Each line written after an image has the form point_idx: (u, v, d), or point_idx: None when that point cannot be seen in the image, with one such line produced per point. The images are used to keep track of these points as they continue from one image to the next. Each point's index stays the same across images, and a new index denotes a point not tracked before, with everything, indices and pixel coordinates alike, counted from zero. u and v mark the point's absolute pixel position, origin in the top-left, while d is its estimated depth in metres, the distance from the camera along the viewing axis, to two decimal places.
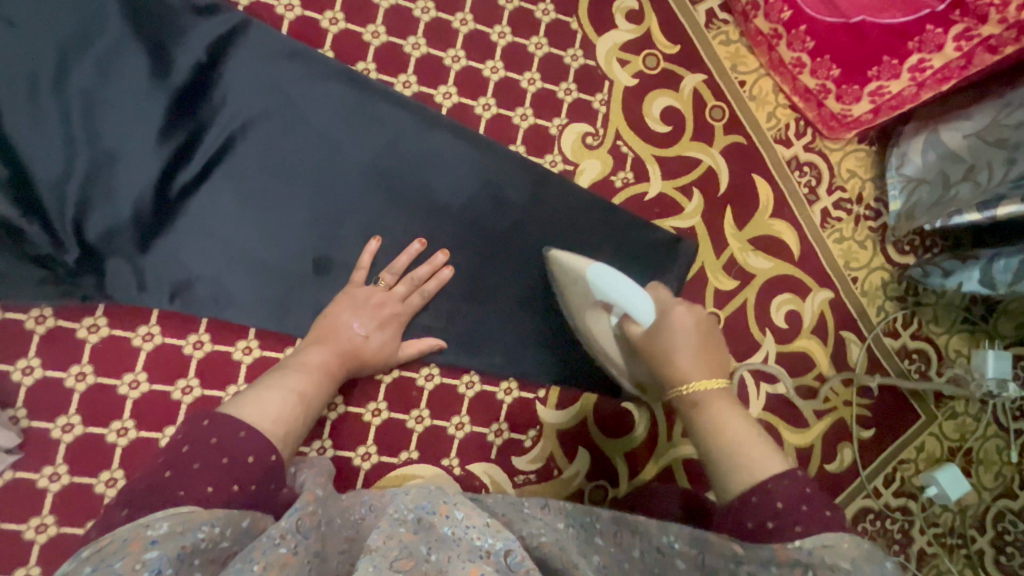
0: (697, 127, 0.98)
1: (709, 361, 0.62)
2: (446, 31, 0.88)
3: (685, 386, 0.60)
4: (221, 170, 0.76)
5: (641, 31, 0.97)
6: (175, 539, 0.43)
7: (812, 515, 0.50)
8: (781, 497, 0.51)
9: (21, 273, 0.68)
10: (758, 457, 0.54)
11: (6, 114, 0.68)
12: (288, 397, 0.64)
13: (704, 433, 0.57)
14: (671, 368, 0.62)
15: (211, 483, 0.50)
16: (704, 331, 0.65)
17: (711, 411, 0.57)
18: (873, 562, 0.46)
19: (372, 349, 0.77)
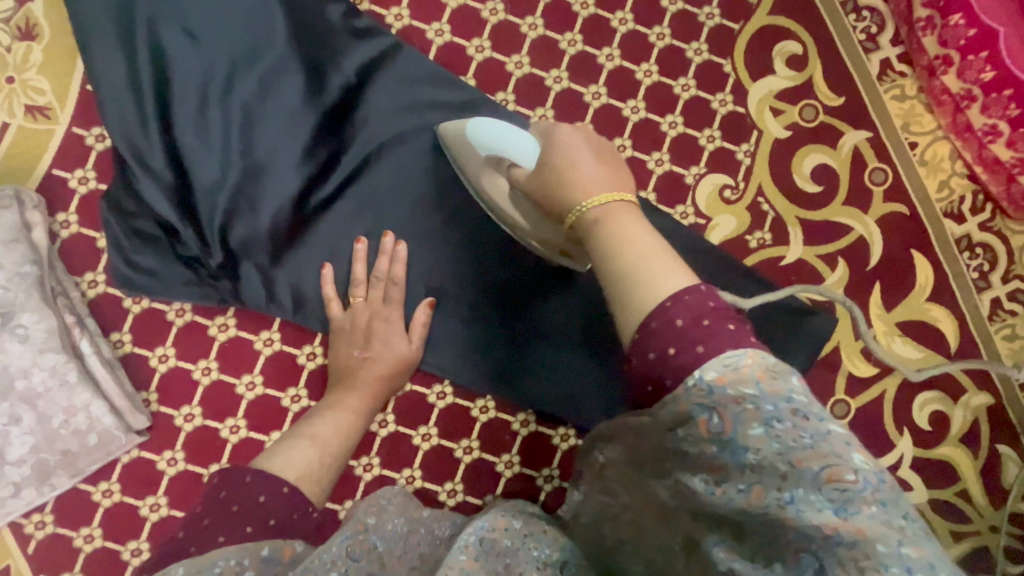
0: (851, 190, 0.87)
1: (609, 169, 0.53)
2: (590, 65, 0.84)
3: (586, 202, 0.50)
4: (354, 191, 0.77)
5: (802, 79, 0.87)
6: (193, 573, 0.43)
7: (716, 333, 0.38)
8: (681, 313, 0.40)
9: (172, 269, 0.72)
10: (660, 275, 0.42)
11: (176, 120, 0.71)
12: (303, 443, 0.63)
13: (602, 243, 0.47)
14: (568, 189, 0.53)
15: (224, 533, 0.48)
16: (605, 152, 0.56)
17: (607, 223, 0.47)
18: (774, 375, 0.37)
19: (393, 365, 0.74)
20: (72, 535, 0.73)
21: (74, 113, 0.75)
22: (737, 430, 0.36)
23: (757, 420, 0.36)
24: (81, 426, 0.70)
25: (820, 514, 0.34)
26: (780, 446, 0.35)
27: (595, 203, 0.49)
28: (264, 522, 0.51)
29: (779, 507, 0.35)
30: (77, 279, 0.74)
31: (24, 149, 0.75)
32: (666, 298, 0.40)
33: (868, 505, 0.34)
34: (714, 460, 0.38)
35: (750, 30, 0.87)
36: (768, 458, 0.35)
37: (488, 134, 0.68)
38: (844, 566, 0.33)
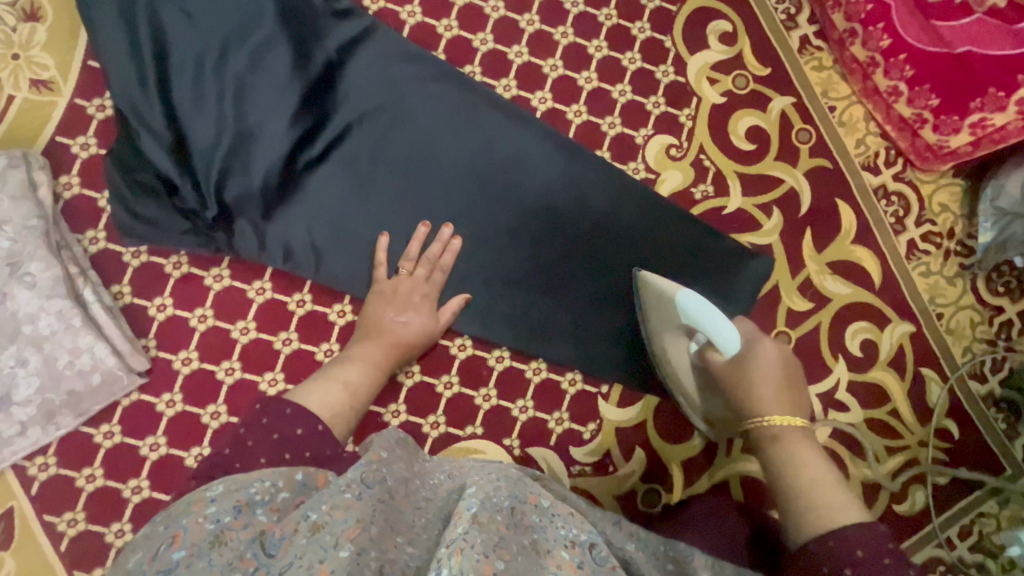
0: (781, 148, 0.99)
1: (793, 399, 0.69)
2: (547, 41, 0.95)
3: (767, 419, 0.67)
4: (338, 152, 0.85)
5: (733, 52, 1.00)
6: (231, 494, 0.53)
7: (875, 566, 0.51)
8: (858, 543, 0.53)
9: (172, 221, 0.78)
10: (834, 501, 0.58)
11: (175, 87, 0.79)
12: (336, 386, 0.71)
13: (791, 469, 0.62)
14: (753, 400, 0.70)
15: (265, 456, 0.59)
16: (790, 375, 0.72)
17: (794, 449, 0.64)
18: None
19: (413, 335, 0.82)
20: (74, 476, 0.77)
21: (76, 86, 0.82)
22: None
23: None
24: (85, 367, 0.75)
25: None
26: None
27: (779, 420, 0.66)
28: (301, 451, 0.60)
29: None
30: (80, 236, 0.80)
31: (30, 119, 0.81)
32: (847, 526, 0.55)
33: None
34: None
35: (686, 11, 1.00)
36: None
37: (696, 309, 0.77)
38: None
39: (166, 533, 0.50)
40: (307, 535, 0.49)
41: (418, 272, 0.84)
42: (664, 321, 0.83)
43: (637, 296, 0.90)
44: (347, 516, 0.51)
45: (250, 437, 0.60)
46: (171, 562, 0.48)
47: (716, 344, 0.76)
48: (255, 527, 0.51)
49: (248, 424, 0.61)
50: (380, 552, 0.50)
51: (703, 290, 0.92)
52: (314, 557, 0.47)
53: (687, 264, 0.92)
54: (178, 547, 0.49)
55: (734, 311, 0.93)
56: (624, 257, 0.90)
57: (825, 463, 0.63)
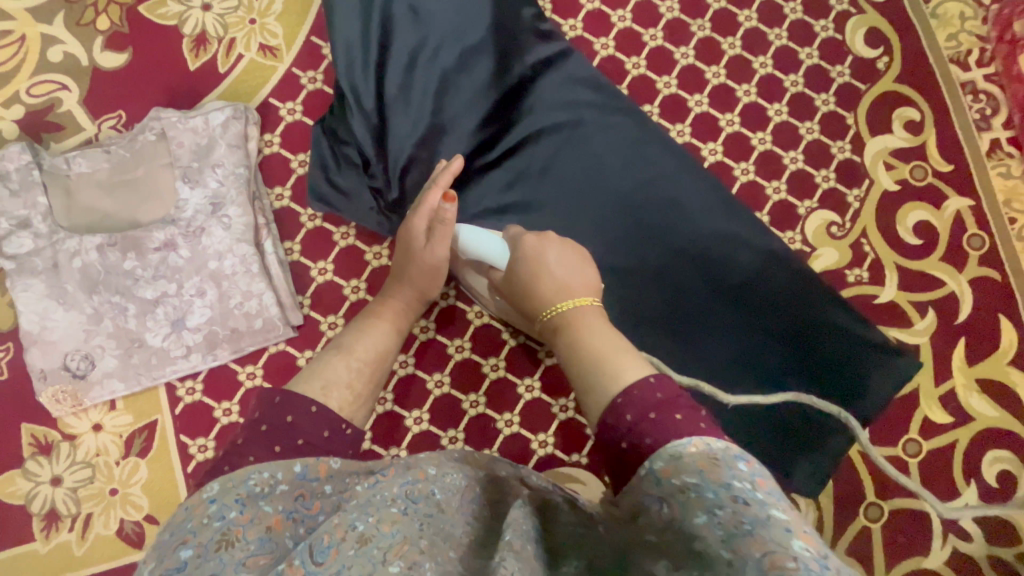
0: (949, 248, 0.94)
1: (577, 282, 0.68)
2: (729, 96, 0.95)
3: (555, 306, 0.66)
4: (513, 161, 0.88)
5: (917, 142, 0.96)
6: (230, 491, 0.47)
7: (661, 423, 0.47)
8: (629, 410, 0.50)
9: (359, 195, 0.85)
10: (612, 367, 0.55)
11: (389, 74, 0.84)
12: (332, 357, 0.67)
13: (574, 349, 0.61)
14: (537, 296, 0.68)
15: (255, 453, 0.51)
16: (570, 255, 0.72)
17: (575, 328, 0.62)
18: (715, 465, 0.43)
19: (413, 281, 0.78)
20: (213, 406, 0.81)
21: (297, 56, 0.90)
22: (686, 518, 0.42)
23: (702, 510, 0.41)
24: (251, 310, 0.81)
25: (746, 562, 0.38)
26: (722, 529, 0.40)
27: (559, 307, 0.65)
28: (291, 441, 0.53)
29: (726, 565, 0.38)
30: (268, 190, 0.86)
31: (251, 78, 0.89)
32: (617, 395, 0.52)
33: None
34: (675, 525, 0.43)
35: (875, 92, 0.97)
36: (714, 535, 0.40)
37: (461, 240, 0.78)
38: None
39: (172, 541, 0.43)
40: (355, 546, 0.44)
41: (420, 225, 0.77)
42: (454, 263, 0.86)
43: (769, 365, 0.87)
44: (395, 530, 0.47)
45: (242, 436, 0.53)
46: (179, 562, 0.41)
47: (493, 263, 0.78)
48: (264, 522, 0.45)
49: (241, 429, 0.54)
50: (437, 564, 0.45)
51: (845, 378, 0.87)
52: (363, 569, 0.43)
53: (829, 346, 0.88)
54: (187, 547, 0.42)
55: (870, 405, 0.87)
56: (763, 324, 0.88)
57: (615, 341, 0.59)
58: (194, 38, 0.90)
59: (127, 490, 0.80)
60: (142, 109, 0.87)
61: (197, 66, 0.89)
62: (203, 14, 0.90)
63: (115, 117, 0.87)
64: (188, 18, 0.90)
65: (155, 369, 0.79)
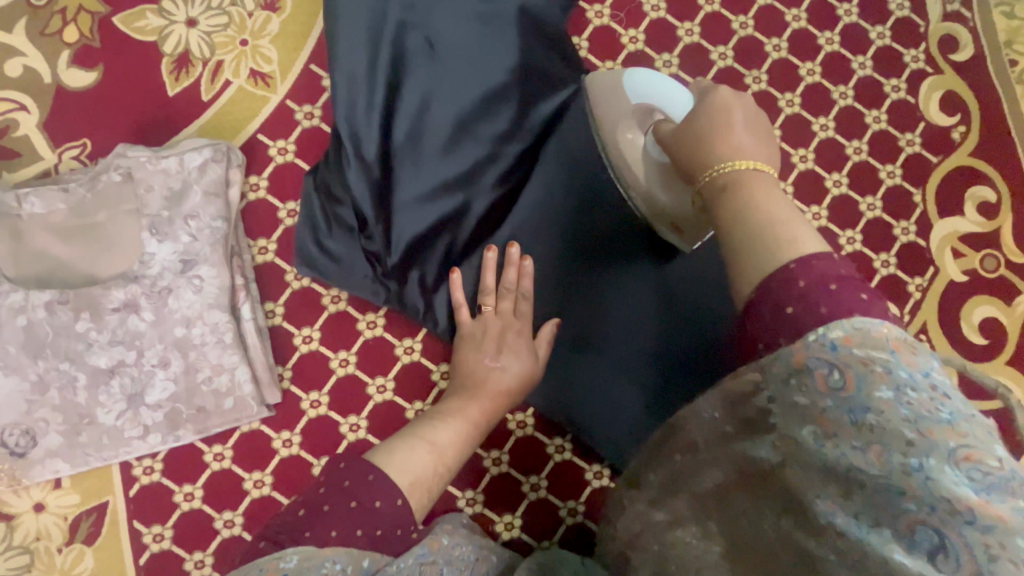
0: (1018, 352, 0.83)
1: (760, 143, 0.50)
2: (782, 162, 0.84)
3: (724, 165, 0.48)
4: (529, 224, 0.75)
5: (991, 228, 0.85)
6: (304, 573, 0.41)
7: (846, 298, 0.37)
8: (805, 277, 0.38)
9: (354, 259, 0.74)
10: (795, 235, 0.41)
11: (397, 118, 0.73)
12: (422, 447, 0.57)
13: (733, 213, 0.44)
14: (706, 150, 0.50)
15: (337, 527, 0.45)
16: (760, 123, 0.52)
17: (742, 189, 0.45)
18: (910, 350, 0.35)
19: (515, 382, 0.69)
20: (173, 490, 0.71)
21: (293, 87, 0.78)
22: (861, 390, 0.34)
23: (888, 384, 0.33)
24: (222, 386, 0.70)
25: (954, 485, 0.31)
26: (910, 414, 0.33)
27: (738, 164, 0.47)
28: (372, 529, 0.46)
29: (904, 471, 0.32)
30: (251, 242, 0.75)
31: (239, 109, 0.77)
32: (791, 261, 0.39)
33: (1014, 496, 0.30)
34: (826, 413, 0.35)
35: (948, 165, 0.86)
36: (894, 420, 0.33)
37: (641, 83, 0.69)
38: (970, 545, 0.29)
39: None
40: None
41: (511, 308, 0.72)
42: (613, 112, 0.70)
43: None
44: None
45: (327, 499, 0.46)
46: None
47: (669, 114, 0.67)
48: None
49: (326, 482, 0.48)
50: None
51: None
52: None
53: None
54: None
55: None
56: None
57: (791, 208, 0.44)
58: (175, 59, 0.78)
59: None
60: (111, 138, 0.76)
61: (178, 91, 0.77)
62: (188, 30, 0.78)
63: (79, 147, 0.75)
64: (170, 34, 0.78)
65: (105, 449, 0.69)
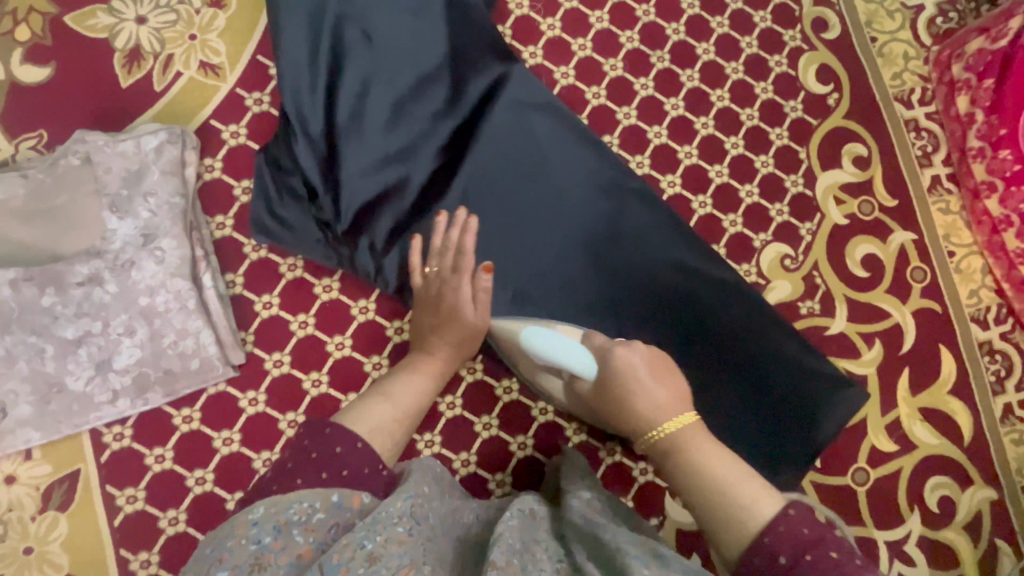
0: (894, 281, 0.97)
1: (671, 392, 0.63)
2: (687, 128, 0.96)
3: (662, 427, 0.61)
4: (465, 188, 0.84)
5: (865, 177, 0.99)
6: (273, 517, 0.48)
7: (824, 560, 0.48)
8: (778, 550, 0.50)
9: (306, 227, 0.81)
10: (748, 501, 0.54)
11: (339, 98, 0.81)
12: (380, 400, 0.66)
13: (685, 469, 0.59)
14: (630, 413, 0.64)
15: (301, 476, 0.52)
16: (657, 362, 0.66)
17: (688, 453, 0.59)
18: (853, 565, 0.46)
19: (464, 337, 0.76)
20: (144, 453, 0.76)
21: (241, 76, 0.85)
22: None
23: None
24: (187, 350, 0.76)
25: None
26: None
27: (671, 428, 0.60)
28: (337, 471, 0.53)
29: None
30: (208, 219, 0.81)
31: (191, 98, 0.83)
32: (762, 534, 0.51)
33: None
34: None
35: (826, 126, 1.00)
36: None
37: (540, 343, 0.72)
38: None
39: (212, 558, 0.46)
40: (364, 565, 0.46)
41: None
42: (528, 365, 0.80)
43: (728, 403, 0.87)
44: (400, 551, 0.48)
45: (290, 458, 0.53)
46: None
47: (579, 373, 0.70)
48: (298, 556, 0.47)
49: (286, 447, 0.55)
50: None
51: (808, 413, 0.88)
52: None
53: (778, 371, 0.88)
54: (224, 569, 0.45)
55: (823, 437, 0.88)
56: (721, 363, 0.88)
57: (722, 452, 0.59)
58: (126, 53, 0.83)
59: (44, 547, 0.73)
60: (67, 128, 0.80)
61: (130, 83, 0.83)
62: (137, 27, 0.84)
63: (35, 137, 0.79)
64: (120, 31, 0.84)
65: (76, 416, 0.73)
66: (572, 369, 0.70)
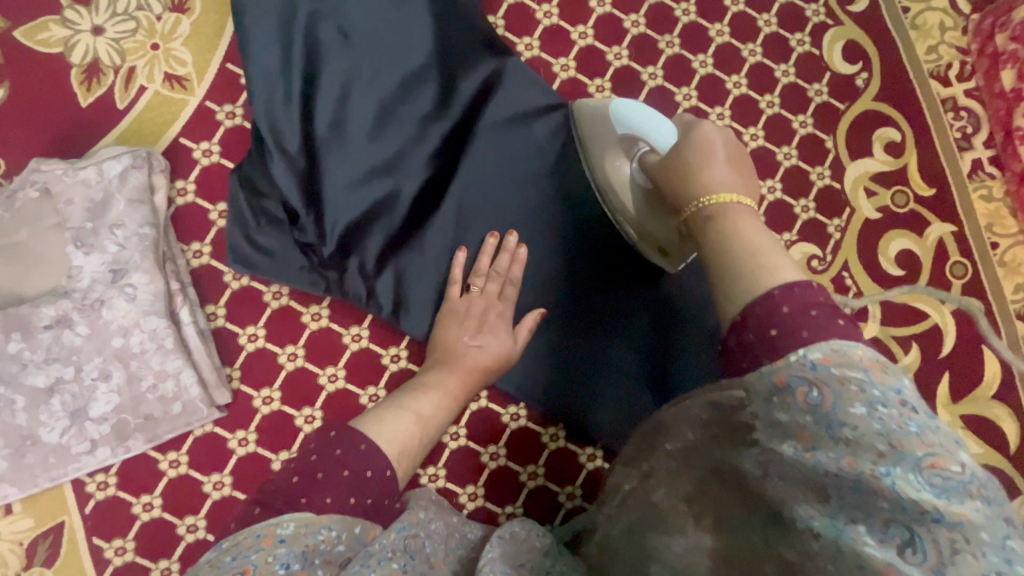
0: (932, 278, 0.89)
1: (738, 175, 0.54)
2: (701, 120, 0.87)
3: (704, 198, 0.52)
4: (460, 200, 0.77)
5: (898, 165, 0.90)
6: (302, 539, 0.41)
7: (824, 324, 0.38)
8: (788, 304, 0.39)
9: (289, 252, 0.74)
10: (772, 265, 0.42)
11: (317, 108, 0.73)
12: (406, 419, 0.57)
13: (716, 235, 0.48)
14: (682, 179, 0.56)
15: (334, 494, 0.44)
16: (742, 159, 0.55)
17: (725, 217, 0.48)
18: (883, 371, 0.36)
19: (493, 360, 0.70)
20: (131, 502, 0.71)
21: (211, 88, 0.77)
22: (836, 406, 0.34)
23: (861, 401, 0.34)
24: (168, 393, 0.70)
25: (919, 493, 0.31)
26: (882, 428, 0.33)
27: (715, 199, 0.50)
28: (365, 497, 0.46)
29: (873, 475, 0.32)
30: (184, 247, 0.75)
31: (157, 115, 0.76)
32: (772, 287, 0.40)
33: (972, 499, 0.31)
34: (804, 429, 0.35)
35: (854, 110, 0.91)
36: (865, 434, 0.33)
37: (628, 113, 0.70)
38: (937, 542, 0.31)
39: (227, 567, 0.38)
40: None
41: (490, 289, 0.73)
42: (601, 138, 0.74)
43: None
44: None
45: (322, 466, 0.45)
46: None
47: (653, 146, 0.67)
48: None
49: (317, 447, 0.47)
50: None
51: None
52: None
53: None
54: None
55: None
56: None
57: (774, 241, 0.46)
58: (84, 69, 0.76)
59: None
60: (25, 155, 0.74)
61: (90, 102, 0.76)
62: (94, 38, 0.77)
63: None
64: (76, 44, 0.76)
65: (53, 469, 0.68)
66: (649, 142, 0.68)
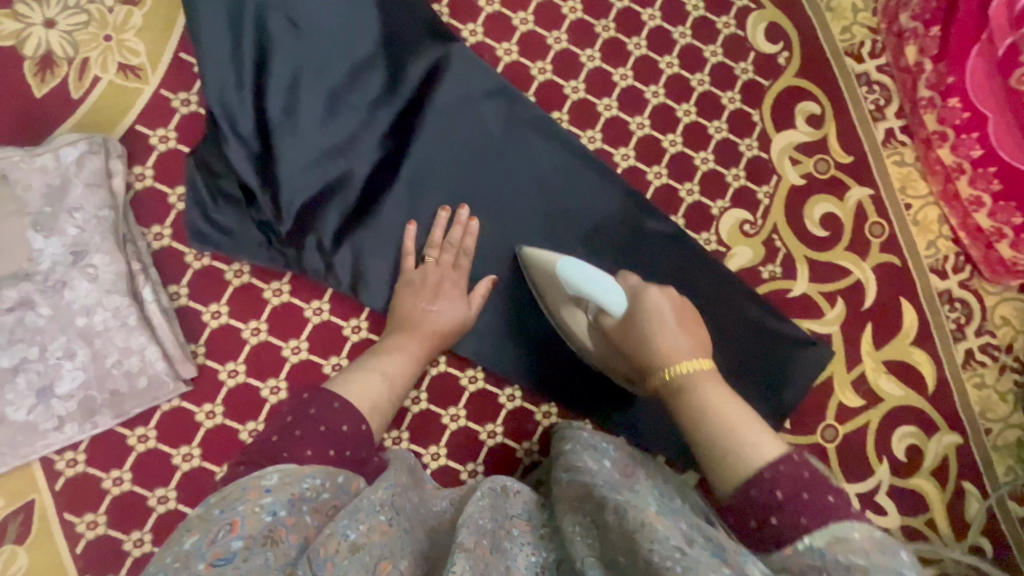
0: (853, 238, 0.97)
1: (693, 340, 0.68)
2: (638, 99, 0.94)
3: (672, 367, 0.66)
4: (411, 176, 0.81)
5: (818, 136, 0.98)
6: (286, 487, 0.47)
7: (816, 502, 0.50)
8: (783, 486, 0.52)
9: (247, 231, 0.78)
10: (753, 439, 0.57)
11: (269, 94, 0.77)
12: (374, 379, 0.65)
13: (691, 416, 0.62)
14: (647, 346, 0.68)
15: (311, 448, 0.52)
16: (688, 319, 0.70)
17: (699, 400, 0.62)
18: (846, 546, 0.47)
19: (452, 326, 0.75)
20: (101, 476, 0.73)
21: (165, 76, 0.80)
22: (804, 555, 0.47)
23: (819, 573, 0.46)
24: (133, 368, 0.73)
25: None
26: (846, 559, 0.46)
27: (678, 368, 0.65)
28: (341, 450, 0.54)
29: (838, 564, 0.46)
30: (144, 230, 0.78)
31: (112, 104, 0.79)
32: (762, 468, 0.54)
33: None
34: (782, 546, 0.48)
35: (778, 87, 0.98)
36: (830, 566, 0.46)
37: (575, 273, 0.72)
38: None
39: (219, 519, 0.44)
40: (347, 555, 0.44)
41: (444, 259, 0.78)
42: (555, 293, 0.78)
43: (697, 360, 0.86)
44: (382, 541, 0.48)
45: (300, 425, 0.53)
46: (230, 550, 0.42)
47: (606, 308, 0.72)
48: (303, 531, 0.45)
49: (294, 413, 0.55)
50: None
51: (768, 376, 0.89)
52: None
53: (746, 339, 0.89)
54: (236, 536, 0.43)
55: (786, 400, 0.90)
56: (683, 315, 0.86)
57: (748, 413, 0.61)
58: (37, 61, 0.78)
59: None
60: None
61: (44, 92, 0.78)
62: (46, 31, 0.79)
63: None
64: (28, 36, 0.78)
65: (22, 447, 0.71)
66: (600, 301, 0.72)
